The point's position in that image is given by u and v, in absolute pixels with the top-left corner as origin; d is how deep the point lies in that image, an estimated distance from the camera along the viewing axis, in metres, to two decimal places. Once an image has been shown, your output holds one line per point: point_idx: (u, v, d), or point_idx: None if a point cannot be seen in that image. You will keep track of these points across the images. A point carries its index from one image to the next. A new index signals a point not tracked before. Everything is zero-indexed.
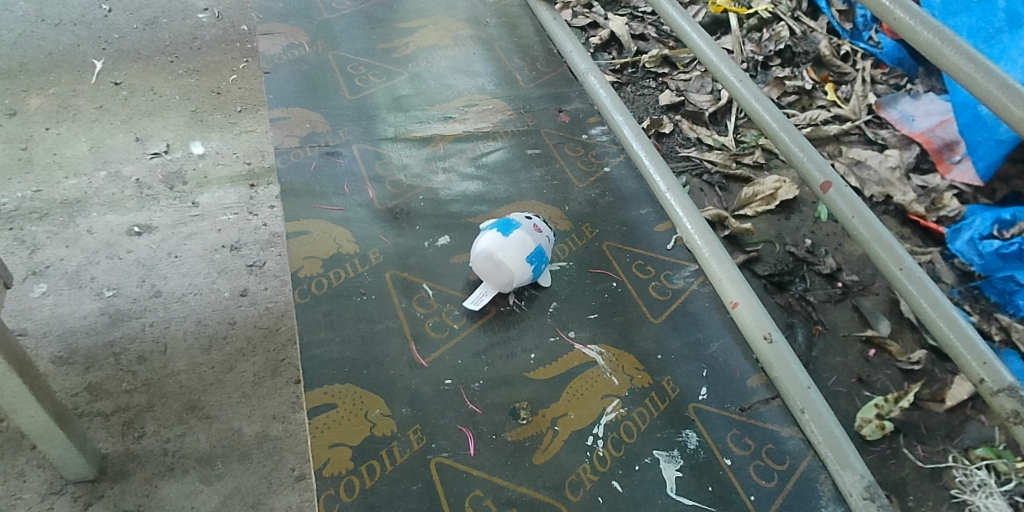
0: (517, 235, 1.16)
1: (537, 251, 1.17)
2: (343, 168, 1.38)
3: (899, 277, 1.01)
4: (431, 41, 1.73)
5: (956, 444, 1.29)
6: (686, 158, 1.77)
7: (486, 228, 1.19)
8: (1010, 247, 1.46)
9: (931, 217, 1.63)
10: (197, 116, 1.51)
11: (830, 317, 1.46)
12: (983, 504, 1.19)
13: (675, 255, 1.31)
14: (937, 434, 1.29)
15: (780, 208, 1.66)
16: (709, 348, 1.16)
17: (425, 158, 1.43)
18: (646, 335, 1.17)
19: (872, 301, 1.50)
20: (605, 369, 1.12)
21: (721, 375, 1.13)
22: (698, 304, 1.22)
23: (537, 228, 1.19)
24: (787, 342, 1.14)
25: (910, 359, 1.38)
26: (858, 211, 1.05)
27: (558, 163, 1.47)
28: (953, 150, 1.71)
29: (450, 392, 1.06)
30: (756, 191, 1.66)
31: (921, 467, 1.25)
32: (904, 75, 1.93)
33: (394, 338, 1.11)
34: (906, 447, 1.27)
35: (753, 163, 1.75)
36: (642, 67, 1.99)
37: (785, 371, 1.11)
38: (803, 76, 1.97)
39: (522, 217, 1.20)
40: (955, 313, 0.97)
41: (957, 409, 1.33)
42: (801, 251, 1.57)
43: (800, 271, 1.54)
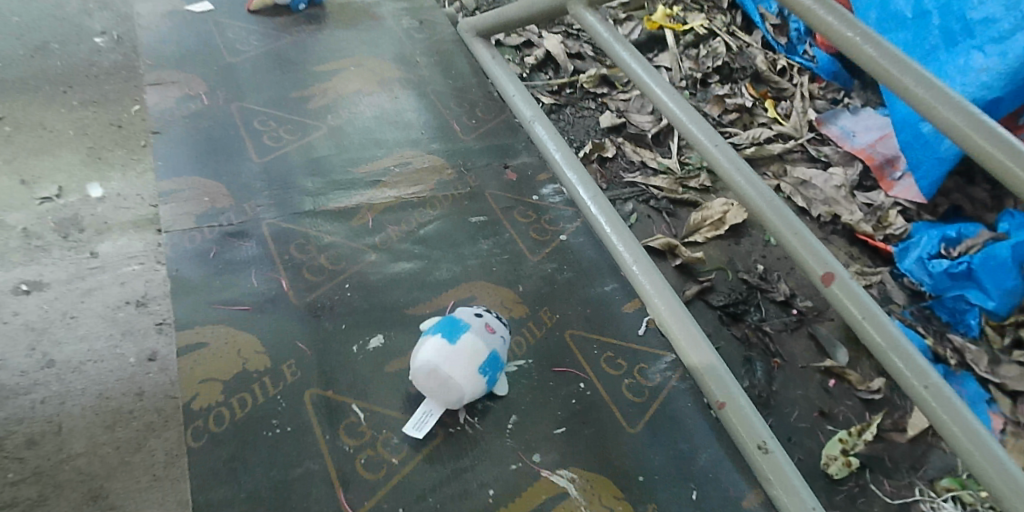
0: (466, 340, 0.96)
1: (491, 357, 0.98)
2: (248, 254, 1.15)
3: (926, 398, 0.81)
4: (355, 86, 1.52)
5: (921, 475, 1.18)
6: (630, 184, 1.60)
7: (427, 331, 0.99)
8: (959, 266, 1.37)
9: (879, 236, 1.50)
10: (94, 153, 1.26)
11: (787, 348, 1.33)
12: None
13: (648, 342, 1.13)
14: (902, 467, 1.19)
15: (730, 234, 1.52)
16: (697, 461, 0.99)
17: (352, 234, 1.22)
18: (624, 451, 0.98)
19: (829, 328, 1.38)
20: (578, 501, 0.93)
21: (714, 497, 0.96)
22: (679, 404, 1.05)
23: (489, 327, 1.00)
24: (784, 451, 0.97)
25: (871, 388, 1.27)
26: (868, 311, 0.86)
27: (508, 232, 1.27)
28: (894, 166, 1.62)
29: None
30: (704, 215, 1.52)
31: (890, 504, 1.15)
32: (841, 89, 1.85)
33: (317, 489, 0.90)
34: (874, 483, 1.16)
35: (699, 187, 1.61)
36: (581, 87, 1.82)
37: (785, 489, 0.94)
38: (742, 93, 1.83)
39: (470, 314, 1.01)
40: (998, 447, 0.77)
41: (918, 439, 1.23)
42: (754, 278, 1.43)
43: (754, 299, 1.40)
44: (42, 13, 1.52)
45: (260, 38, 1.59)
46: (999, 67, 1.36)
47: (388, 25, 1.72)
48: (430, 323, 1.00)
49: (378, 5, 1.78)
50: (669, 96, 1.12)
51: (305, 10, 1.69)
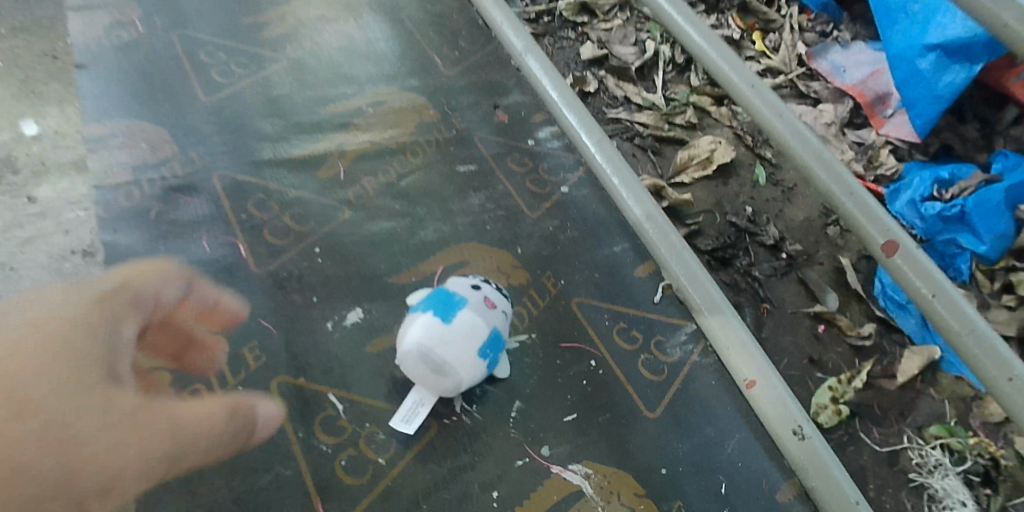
0: (463, 319, 0.81)
1: (493, 336, 0.83)
2: (199, 212, 0.98)
3: (1006, 389, 0.71)
4: (318, 10, 1.29)
5: (909, 422, 1.07)
6: (612, 121, 1.36)
7: (416, 307, 0.83)
8: (952, 211, 1.17)
9: (869, 176, 1.26)
10: (28, 85, 1.08)
11: (778, 294, 1.17)
12: (942, 488, 1.00)
13: (665, 311, 0.99)
14: (891, 414, 1.07)
15: (719, 174, 1.31)
16: (725, 450, 0.87)
17: (321, 188, 1.04)
18: (643, 441, 0.86)
19: (818, 272, 1.20)
20: (595, 500, 0.81)
21: (745, 491, 0.85)
22: (702, 384, 0.93)
23: (489, 302, 0.84)
24: (821, 436, 0.87)
25: (861, 333, 1.13)
26: (937, 287, 0.77)
27: (502, 184, 1.10)
28: (886, 103, 1.33)
29: None
30: (690, 153, 1.31)
31: (877, 452, 1.03)
32: (830, 21, 1.49)
33: (290, 499, 0.76)
34: (863, 431, 1.05)
35: (687, 123, 1.37)
36: (558, 15, 1.52)
37: (824, 482, 0.84)
38: (727, 25, 1.50)
39: (466, 287, 0.85)
40: None
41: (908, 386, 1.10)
42: (743, 221, 1.25)
43: (741, 243, 1.22)
44: None
45: None
46: None
47: None
48: (418, 298, 0.84)
49: None
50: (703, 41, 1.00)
51: None
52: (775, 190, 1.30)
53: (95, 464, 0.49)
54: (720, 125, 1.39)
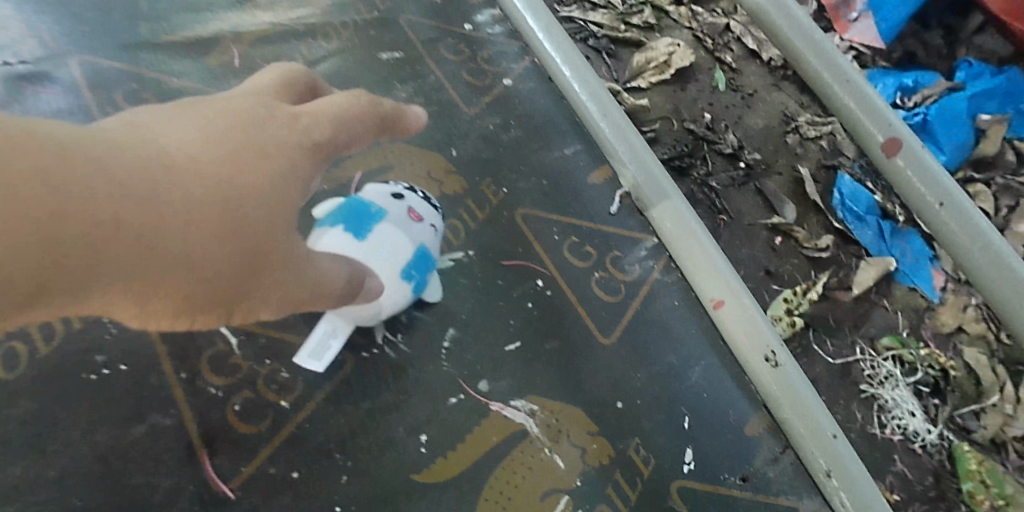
0: (381, 232, 0.66)
1: (419, 254, 0.68)
2: (56, 105, 0.78)
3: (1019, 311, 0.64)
4: None
5: (863, 334, 0.98)
6: (564, 20, 1.15)
7: (321, 218, 0.67)
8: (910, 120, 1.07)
9: None
10: None
11: (735, 205, 1.04)
12: (894, 400, 0.93)
13: (624, 224, 0.86)
14: (844, 326, 0.98)
15: (677, 78, 1.13)
16: (688, 379, 0.77)
17: (209, 78, 0.86)
18: (596, 372, 0.75)
19: (776, 183, 1.07)
20: (541, 440, 0.70)
21: (711, 423, 0.75)
22: (664, 305, 0.81)
23: (414, 214, 0.69)
24: (795, 364, 0.79)
25: (818, 246, 1.02)
26: (949, 196, 0.68)
27: (432, 74, 0.92)
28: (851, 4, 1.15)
29: None
30: (647, 56, 1.12)
31: (829, 365, 0.95)
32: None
33: (168, 456, 0.61)
34: (817, 344, 0.96)
35: (644, 25, 1.16)
36: None
37: (798, 412, 0.76)
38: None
39: (385, 197, 0.70)
40: None
41: (863, 299, 1.01)
42: (699, 129, 1.09)
43: (697, 152, 1.08)
44: None
45: None
46: None
47: None
48: (324, 207, 0.68)
49: None
50: None
51: None
52: (734, 97, 1.13)
53: (255, 301, 0.41)
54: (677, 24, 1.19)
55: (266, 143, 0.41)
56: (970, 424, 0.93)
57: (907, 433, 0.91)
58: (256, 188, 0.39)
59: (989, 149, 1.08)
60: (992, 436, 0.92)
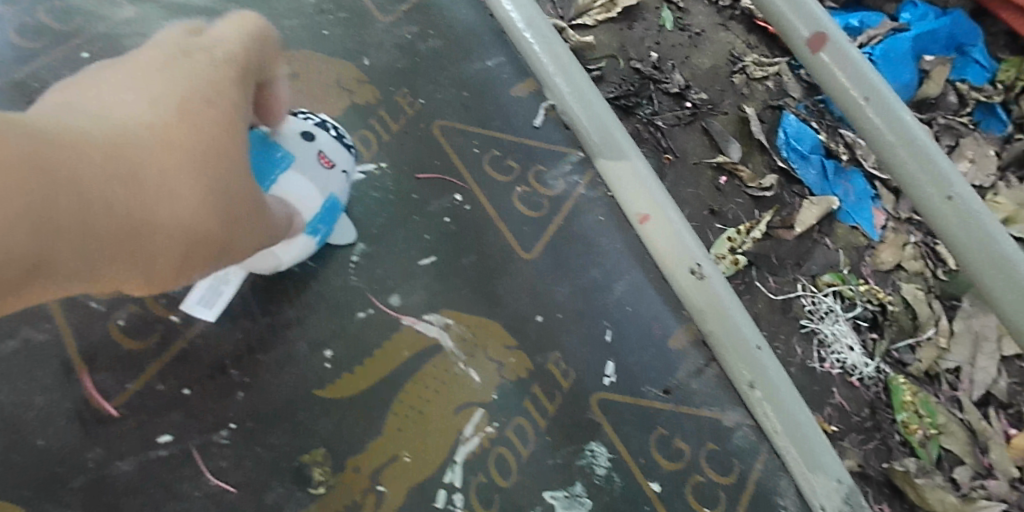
0: (291, 186, 0.57)
1: (331, 206, 0.61)
2: None
3: (940, 210, 0.63)
4: None
5: (805, 271, 0.98)
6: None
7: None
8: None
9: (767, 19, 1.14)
10: None
11: (679, 143, 1.01)
12: (833, 335, 0.93)
13: (548, 138, 0.82)
14: (787, 264, 0.97)
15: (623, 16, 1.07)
16: (612, 294, 0.74)
17: None
18: (514, 286, 0.72)
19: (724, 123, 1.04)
20: (455, 355, 0.67)
21: (634, 336, 0.72)
22: (588, 220, 0.78)
23: (326, 159, 0.61)
24: (720, 275, 0.76)
25: (761, 185, 1.00)
26: (873, 91, 0.64)
27: None
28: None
29: (166, 464, 0.55)
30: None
31: (772, 301, 0.94)
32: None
33: (43, 372, 0.56)
34: (759, 280, 0.95)
35: None
36: None
37: (722, 324, 0.73)
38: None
39: (291, 136, 0.59)
40: None
41: (805, 237, 0.99)
42: (644, 67, 1.04)
43: (641, 91, 1.03)
44: None
45: None
46: None
47: None
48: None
49: None
50: None
51: None
52: (682, 37, 1.08)
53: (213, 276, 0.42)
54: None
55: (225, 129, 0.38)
56: (905, 357, 0.94)
57: (845, 367, 0.92)
58: (209, 183, 0.37)
59: (931, 91, 1.07)
60: (926, 369, 0.94)
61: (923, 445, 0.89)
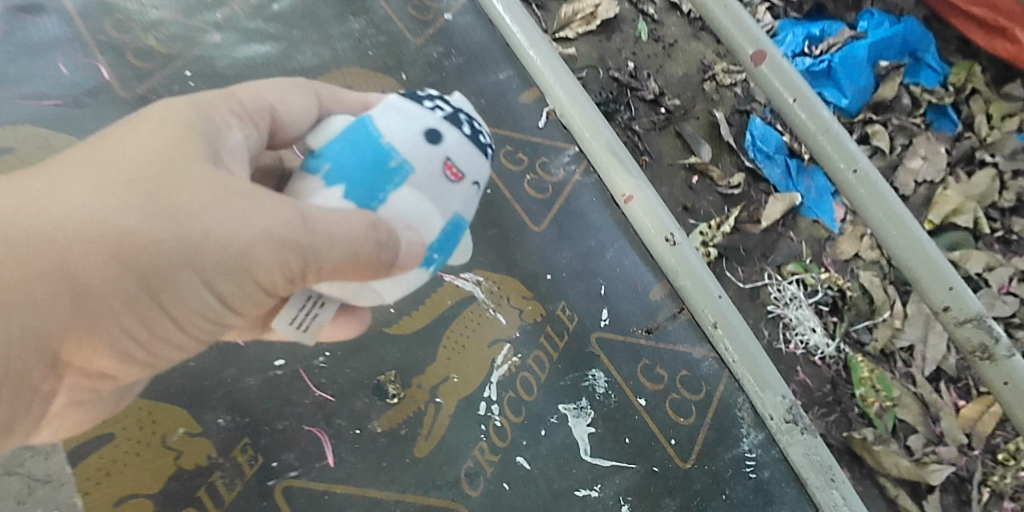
0: (401, 201, 0.50)
1: (455, 228, 0.53)
2: (48, 33, 0.92)
3: (850, 181, 0.77)
4: None
5: (772, 261, 1.22)
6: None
7: (316, 150, 0.52)
8: (819, 66, 1.33)
9: None
10: None
11: (655, 146, 1.23)
12: (796, 317, 1.18)
13: (549, 136, 1.02)
14: (755, 255, 1.22)
15: (602, 29, 1.29)
16: (604, 258, 0.94)
17: (181, 6, 0.97)
18: (529, 251, 0.91)
19: (694, 126, 1.27)
20: (486, 303, 0.86)
21: (623, 291, 0.93)
22: (584, 201, 0.98)
23: (454, 172, 0.52)
24: (689, 243, 0.96)
25: (730, 184, 1.24)
26: (800, 92, 0.81)
27: (380, 7, 1.03)
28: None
29: (284, 380, 0.74)
30: (575, 8, 1.27)
31: (741, 288, 1.19)
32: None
33: None
34: (728, 271, 1.19)
35: None
36: None
37: (692, 280, 0.93)
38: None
39: (414, 138, 0.51)
40: (916, 227, 0.74)
41: (770, 229, 1.24)
42: (624, 76, 1.26)
43: (622, 98, 1.25)
44: None
45: None
46: None
47: None
48: (324, 135, 0.52)
49: None
50: None
51: None
52: (657, 47, 1.31)
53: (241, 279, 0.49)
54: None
55: (152, 164, 0.47)
56: (863, 337, 1.20)
57: (808, 346, 1.17)
58: (123, 224, 0.46)
59: (886, 93, 1.37)
60: (881, 347, 1.19)
61: (880, 417, 1.14)
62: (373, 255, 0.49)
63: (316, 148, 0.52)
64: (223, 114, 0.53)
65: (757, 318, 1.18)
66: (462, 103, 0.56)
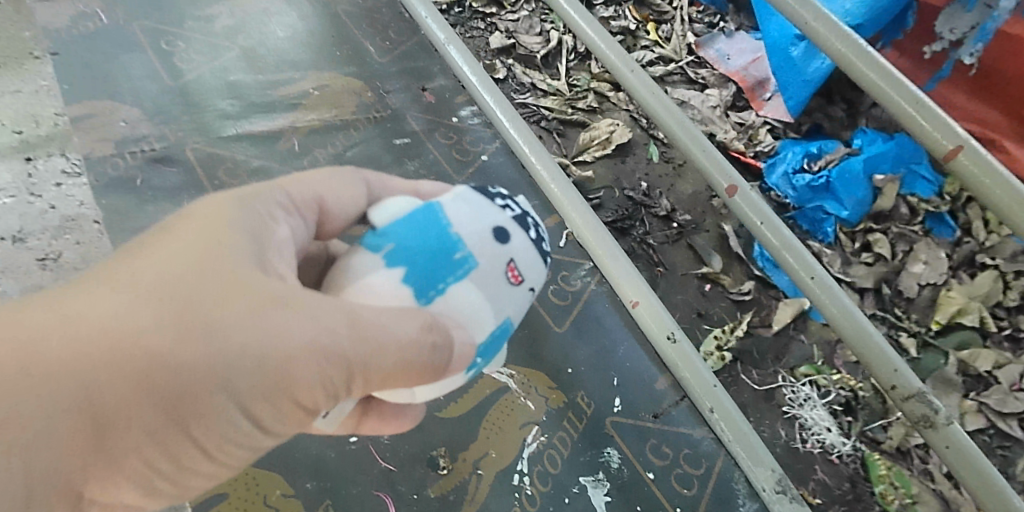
0: (463, 292, 0.59)
1: (503, 332, 0.62)
2: (175, 179, 1.21)
3: (810, 285, 0.94)
4: (261, 5, 1.54)
5: (785, 363, 1.44)
6: (523, 106, 1.76)
7: (384, 229, 0.60)
8: (819, 180, 1.67)
9: (750, 153, 1.78)
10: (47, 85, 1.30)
11: (669, 258, 1.54)
12: (810, 415, 1.36)
13: (567, 253, 1.24)
14: (768, 358, 1.44)
15: (617, 152, 1.69)
16: (616, 354, 1.13)
17: (279, 157, 1.29)
18: (553, 348, 1.11)
19: (705, 238, 1.59)
20: (517, 393, 1.04)
21: (631, 381, 1.10)
22: (598, 306, 1.18)
23: (515, 274, 0.61)
24: (689, 340, 1.12)
25: (741, 290, 1.51)
26: (765, 215, 1.00)
27: (431, 153, 1.36)
28: (764, 88, 1.87)
29: (357, 453, 0.93)
30: (593, 135, 1.69)
31: (757, 390, 1.39)
32: (717, 13, 2.07)
33: None
34: (744, 373, 1.41)
35: (586, 108, 1.77)
36: (469, 6, 1.95)
37: (690, 371, 1.09)
38: (626, 15, 2.05)
39: (483, 237, 0.60)
40: (863, 319, 0.89)
41: (782, 333, 1.48)
42: (638, 195, 1.62)
43: (638, 215, 1.60)
44: None
45: None
46: None
47: None
48: (394, 217, 0.61)
49: None
50: (586, 23, 1.23)
51: None
52: (667, 168, 1.69)
53: (274, 395, 0.55)
54: (617, 108, 1.79)
55: (196, 279, 0.53)
56: (879, 436, 1.36)
57: (825, 444, 1.33)
58: (163, 343, 0.50)
59: (884, 204, 1.67)
60: (896, 445, 1.35)
61: None
62: (421, 359, 0.56)
63: (386, 227, 0.60)
64: (270, 207, 0.62)
65: (774, 419, 1.36)
66: (525, 206, 0.67)
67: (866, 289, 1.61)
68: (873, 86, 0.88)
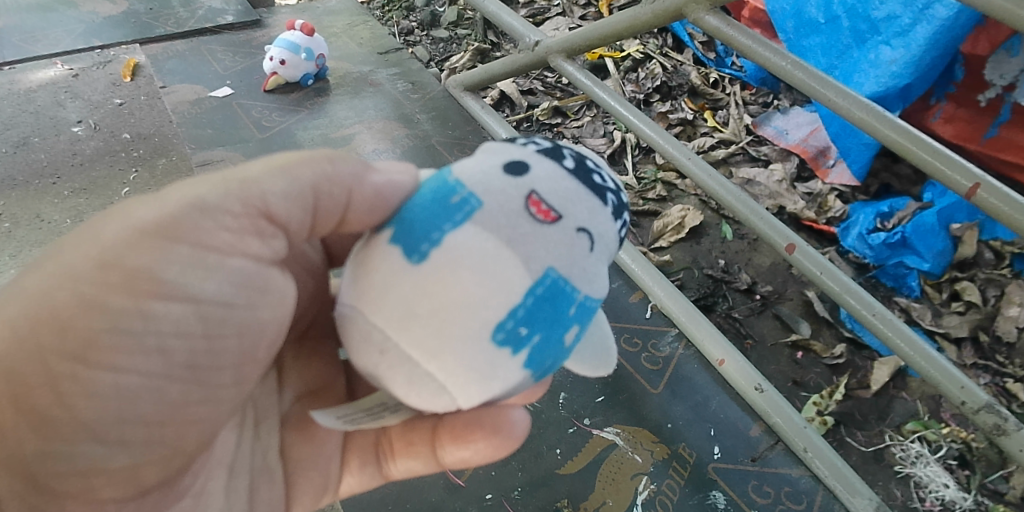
0: (468, 232, 0.60)
1: (542, 281, 0.60)
2: None
3: (874, 321, 1.09)
4: (370, 145, 1.88)
5: (891, 423, 1.51)
6: None
7: (406, 200, 0.66)
8: (895, 237, 1.78)
9: (822, 221, 1.92)
10: None
11: (756, 330, 1.67)
12: (924, 472, 1.41)
13: (655, 322, 1.39)
14: (872, 418, 1.51)
15: (690, 235, 1.87)
16: (711, 407, 1.26)
17: None
18: (653, 407, 1.25)
19: (788, 306, 1.72)
20: (625, 448, 1.18)
21: (728, 430, 1.22)
22: (688, 367, 1.32)
23: (543, 210, 0.62)
24: (776, 388, 1.24)
25: (834, 354, 1.60)
26: (825, 267, 1.14)
27: None
28: (826, 156, 2.03)
29: (494, 506, 1.10)
30: (666, 222, 1.86)
31: (865, 452, 1.46)
32: (770, 93, 2.29)
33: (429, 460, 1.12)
34: (849, 436, 1.48)
35: (656, 197, 1.97)
36: (537, 120, 2.24)
37: (782, 417, 1.20)
38: (683, 107, 2.27)
39: (498, 178, 0.63)
40: (925, 343, 1.05)
41: (883, 392, 1.56)
42: (718, 272, 1.78)
43: (721, 291, 1.74)
44: (111, 142, 1.86)
45: (281, 113, 1.97)
46: (904, 58, 1.73)
47: (387, 88, 2.11)
48: (416, 186, 0.67)
49: (374, 73, 2.17)
50: (643, 123, 1.45)
51: (314, 85, 2.08)
52: (742, 243, 1.86)
53: (172, 249, 0.59)
54: (686, 194, 1.99)
55: (85, 224, 0.62)
56: (1001, 488, 1.40)
57: (945, 501, 1.38)
58: (58, 269, 0.59)
59: (966, 251, 1.75)
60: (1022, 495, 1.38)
61: None
62: (334, 183, 0.65)
63: (402, 205, 0.66)
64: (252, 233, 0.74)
65: (887, 479, 1.42)
66: (580, 155, 0.69)
67: (963, 338, 1.66)
68: (895, 142, 1.03)
